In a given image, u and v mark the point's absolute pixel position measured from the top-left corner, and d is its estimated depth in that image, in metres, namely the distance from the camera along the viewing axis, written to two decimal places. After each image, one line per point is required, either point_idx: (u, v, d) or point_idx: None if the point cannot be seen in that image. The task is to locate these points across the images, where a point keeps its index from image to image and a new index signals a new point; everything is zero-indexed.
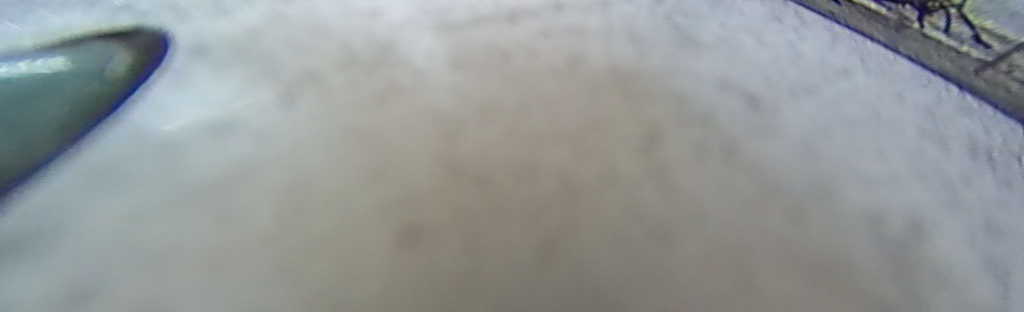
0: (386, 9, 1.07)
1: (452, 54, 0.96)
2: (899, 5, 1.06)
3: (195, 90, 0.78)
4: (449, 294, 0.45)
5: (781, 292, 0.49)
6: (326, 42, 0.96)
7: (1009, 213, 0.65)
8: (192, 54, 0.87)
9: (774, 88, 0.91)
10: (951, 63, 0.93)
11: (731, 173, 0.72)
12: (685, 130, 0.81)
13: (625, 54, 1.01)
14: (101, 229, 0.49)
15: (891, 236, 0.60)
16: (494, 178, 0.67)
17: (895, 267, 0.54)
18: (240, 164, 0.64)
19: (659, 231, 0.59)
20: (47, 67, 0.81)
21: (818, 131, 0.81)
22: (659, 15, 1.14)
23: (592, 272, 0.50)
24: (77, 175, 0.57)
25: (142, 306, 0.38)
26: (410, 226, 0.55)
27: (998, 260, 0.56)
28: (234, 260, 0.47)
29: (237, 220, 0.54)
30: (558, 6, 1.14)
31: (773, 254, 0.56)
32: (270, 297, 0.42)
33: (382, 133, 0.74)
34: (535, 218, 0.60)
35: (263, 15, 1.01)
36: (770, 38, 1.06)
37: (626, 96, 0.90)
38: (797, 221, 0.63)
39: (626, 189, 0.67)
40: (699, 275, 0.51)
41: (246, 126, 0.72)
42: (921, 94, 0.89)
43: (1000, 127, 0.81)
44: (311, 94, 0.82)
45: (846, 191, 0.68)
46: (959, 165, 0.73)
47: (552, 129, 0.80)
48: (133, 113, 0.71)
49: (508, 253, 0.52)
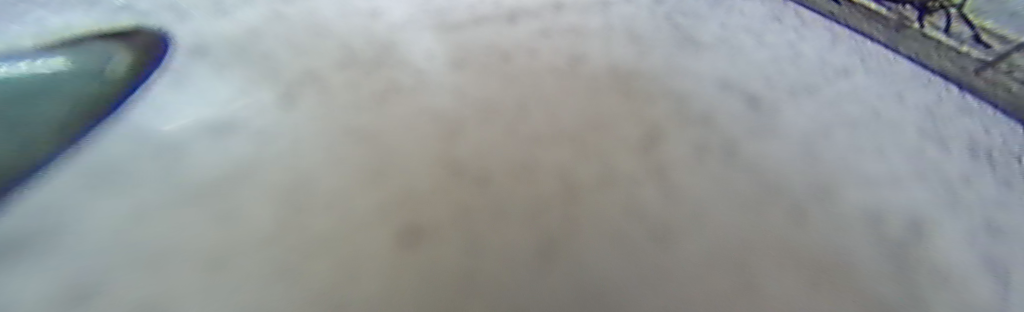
0: (386, 9, 1.07)
1: (452, 54, 0.96)
2: (899, 5, 1.06)
3: (195, 90, 0.78)
4: (450, 293, 0.45)
5: (781, 292, 0.49)
6: (326, 42, 0.96)
7: (1009, 213, 0.65)
8: (192, 54, 0.87)
9: (774, 88, 0.91)
10: (951, 63, 0.93)
11: (731, 172, 0.72)
12: (685, 130, 0.81)
13: (625, 54, 1.01)
14: (101, 229, 0.49)
15: (891, 236, 0.60)
16: (494, 178, 0.67)
17: (895, 268, 0.54)
18: (239, 164, 0.64)
19: (659, 230, 0.59)
20: (47, 66, 0.81)
21: (818, 131, 0.81)
22: (659, 15, 1.13)
23: (592, 272, 0.50)
24: (77, 175, 0.57)
25: (142, 306, 0.38)
26: (410, 226, 0.56)
27: (998, 260, 0.56)
28: (234, 260, 0.47)
29: (236, 220, 0.54)
30: (558, 6, 1.14)
31: (773, 254, 0.56)
32: (271, 296, 0.42)
33: (382, 134, 0.74)
34: (536, 218, 0.60)
35: (263, 15, 1.01)
36: (770, 38, 1.06)
37: (626, 96, 0.90)
38: (797, 221, 0.63)
39: (626, 189, 0.67)
40: (699, 275, 0.51)
41: (246, 127, 0.72)
42: (921, 94, 0.89)
43: (1000, 127, 0.81)
44: (311, 94, 0.82)
45: (846, 191, 0.68)
46: (959, 165, 0.73)
47: (552, 129, 0.80)
48: (133, 113, 0.71)
49: (508, 252, 0.53)
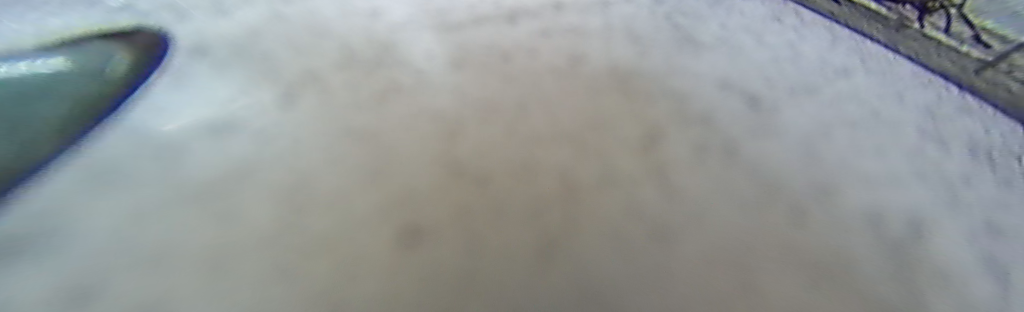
0: (386, 9, 1.07)
1: (452, 54, 0.96)
2: (900, 5, 1.05)
3: (195, 89, 0.78)
4: (450, 293, 0.45)
5: (781, 292, 0.50)
6: (327, 42, 0.96)
7: (1009, 212, 0.65)
8: (192, 54, 0.87)
9: (774, 88, 0.91)
10: (951, 63, 0.93)
11: (731, 173, 0.72)
12: (685, 131, 0.81)
13: (625, 54, 1.01)
14: (102, 229, 0.50)
15: (892, 237, 0.60)
16: (494, 178, 0.67)
17: (896, 268, 0.54)
18: (240, 163, 0.65)
19: (659, 230, 0.59)
20: (46, 66, 0.80)
21: (818, 132, 0.81)
22: (659, 15, 1.13)
23: (591, 271, 0.50)
24: (77, 175, 0.57)
25: (143, 305, 0.39)
26: (410, 226, 0.56)
27: (997, 259, 0.57)
28: (234, 260, 0.47)
29: (237, 220, 0.54)
30: (557, 6, 1.14)
31: (773, 255, 0.56)
32: (270, 297, 0.42)
33: (382, 134, 0.74)
34: (536, 218, 0.60)
35: (263, 15, 1.01)
36: (770, 38, 1.06)
37: (626, 96, 0.90)
38: (797, 221, 0.63)
39: (626, 189, 0.67)
40: (700, 276, 0.51)
41: (246, 127, 0.72)
42: (921, 94, 0.89)
43: (1000, 127, 0.81)
44: (311, 94, 0.82)
45: (846, 192, 0.68)
46: (959, 165, 0.73)
47: (552, 128, 0.80)
48: (134, 113, 0.71)
49: (508, 252, 0.53)
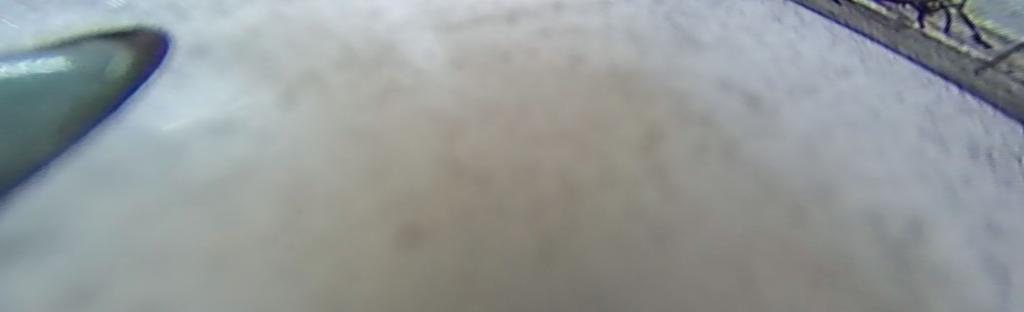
0: (386, 9, 1.07)
1: (452, 54, 0.96)
2: (900, 5, 1.06)
3: (195, 89, 0.78)
4: (450, 293, 0.45)
5: (780, 292, 0.50)
6: (327, 42, 0.96)
7: (1009, 212, 0.65)
8: (192, 54, 0.87)
9: (774, 88, 0.91)
10: (951, 63, 0.93)
11: (731, 173, 0.71)
12: (685, 131, 0.81)
13: (625, 54, 1.01)
14: (103, 229, 0.50)
15: (891, 237, 0.60)
16: (494, 178, 0.67)
17: (896, 268, 0.54)
18: (239, 163, 0.65)
19: (659, 230, 0.59)
20: (46, 66, 0.80)
21: (818, 131, 0.81)
22: (659, 15, 1.13)
23: (592, 271, 0.50)
24: (77, 175, 0.57)
25: (144, 305, 0.39)
26: (409, 227, 0.56)
27: (998, 259, 0.57)
28: (235, 259, 0.47)
29: (237, 220, 0.54)
30: (557, 5, 1.14)
31: (772, 254, 0.56)
32: (270, 297, 0.42)
33: (382, 134, 0.74)
34: (535, 218, 0.60)
35: (263, 15, 1.01)
36: (770, 38, 1.06)
37: (626, 96, 0.90)
38: (797, 221, 0.63)
39: (626, 189, 0.67)
40: (699, 275, 0.51)
41: (246, 126, 0.72)
42: (921, 94, 0.89)
43: (1000, 127, 0.81)
44: (311, 94, 0.82)
45: (846, 193, 0.68)
46: (958, 165, 0.74)
47: (552, 128, 0.80)
48: (133, 113, 0.71)
49: (509, 252, 0.53)
